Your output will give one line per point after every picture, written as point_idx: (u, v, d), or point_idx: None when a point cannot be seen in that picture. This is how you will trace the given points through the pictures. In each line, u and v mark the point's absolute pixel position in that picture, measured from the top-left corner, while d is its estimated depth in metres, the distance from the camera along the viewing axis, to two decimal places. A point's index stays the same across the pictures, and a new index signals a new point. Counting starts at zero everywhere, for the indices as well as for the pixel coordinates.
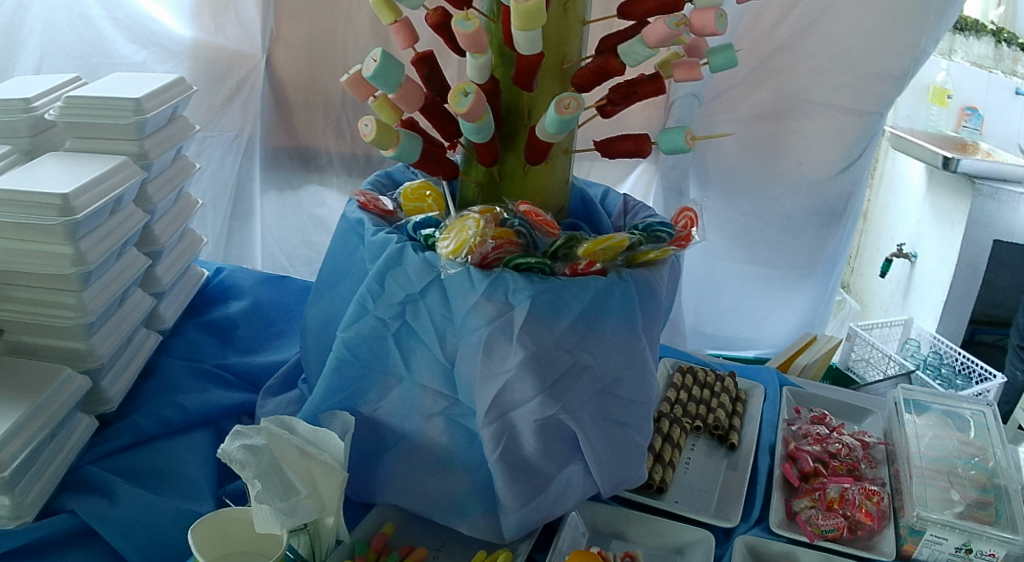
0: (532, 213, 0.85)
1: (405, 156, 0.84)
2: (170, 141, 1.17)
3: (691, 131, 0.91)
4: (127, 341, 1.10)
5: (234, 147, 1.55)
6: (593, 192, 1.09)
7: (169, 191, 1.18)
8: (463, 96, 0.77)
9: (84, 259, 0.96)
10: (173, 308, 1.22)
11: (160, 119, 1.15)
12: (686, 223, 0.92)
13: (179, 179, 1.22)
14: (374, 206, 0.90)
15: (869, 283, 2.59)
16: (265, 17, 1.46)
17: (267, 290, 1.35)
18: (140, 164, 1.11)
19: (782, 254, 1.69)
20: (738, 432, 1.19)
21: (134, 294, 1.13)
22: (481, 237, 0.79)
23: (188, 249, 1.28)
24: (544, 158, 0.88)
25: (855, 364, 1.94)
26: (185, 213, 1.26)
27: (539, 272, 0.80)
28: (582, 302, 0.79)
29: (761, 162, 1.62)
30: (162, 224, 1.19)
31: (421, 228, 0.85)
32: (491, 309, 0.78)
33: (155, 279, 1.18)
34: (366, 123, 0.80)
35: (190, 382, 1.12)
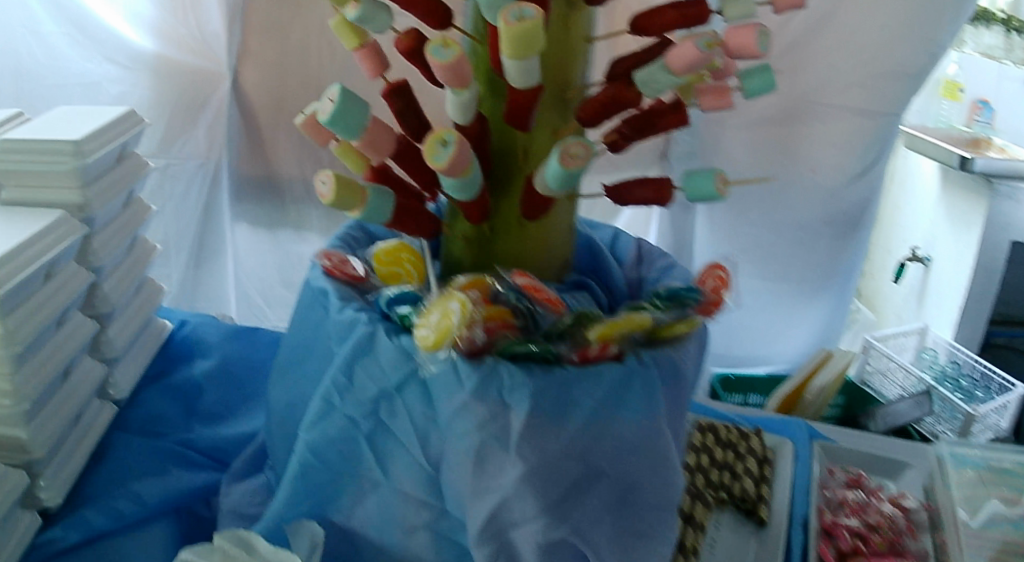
0: (531, 286, 0.69)
1: (374, 217, 0.68)
2: (116, 186, 1.02)
3: (723, 175, 0.76)
4: (74, 419, 0.96)
5: (201, 172, 1.39)
6: (603, 237, 0.94)
7: (118, 243, 1.03)
8: (442, 147, 0.61)
9: (14, 338, 0.81)
10: (130, 372, 1.08)
11: (105, 161, 1.00)
12: (716, 286, 0.76)
13: (132, 228, 1.07)
14: (340, 270, 0.75)
15: (880, 288, 2.14)
16: (230, 31, 1.29)
17: (237, 344, 1.20)
18: (80, 216, 0.95)
19: (795, 265, 1.47)
20: (768, 503, 1.04)
21: (82, 364, 0.99)
22: (467, 325, 0.62)
23: (146, 303, 1.14)
24: (544, 212, 0.73)
25: (871, 377, 1.71)
26: (141, 263, 1.11)
27: (541, 361, 0.65)
28: (594, 398, 0.65)
29: (773, 160, 1.40)
30: (112, 280, 1.04)
31: (396, 304, 0.69)
32: (485, 413, 0.63)
33: (107, 344, 1.04)
34: (323, 180, 0.65)
35: (147, 464, 0.99)
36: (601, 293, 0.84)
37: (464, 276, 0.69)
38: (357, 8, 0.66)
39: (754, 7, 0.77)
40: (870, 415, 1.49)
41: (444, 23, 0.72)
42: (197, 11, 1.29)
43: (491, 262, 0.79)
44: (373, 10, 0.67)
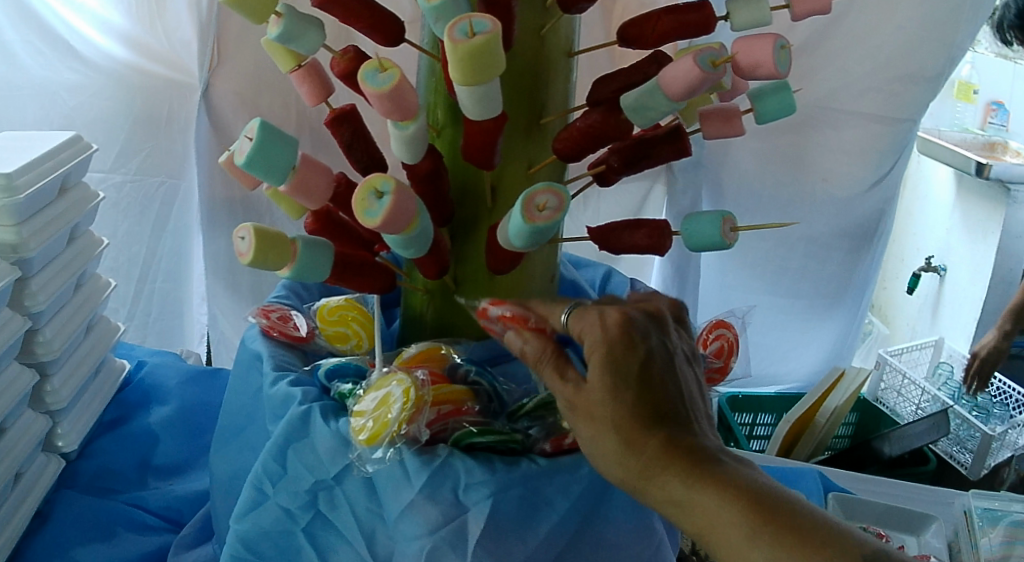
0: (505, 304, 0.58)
1: (308, 276, 0.57)
2: (59, 223, 0.83)
3: (730, 220, 0.68)
4: (14, 478, 0.79)
5: (168, 192, 1.12)
6: (593, 276, 0.84)
7: (62, 284, 0.84)
8: (376, 199, 0.50)
9: None
10: (82, 424, 0.89)
11: (43, 196, 0.81)
12: (722, 347, 0.68)
13: (78, 266, 0.88)
14: (279, 331, 0.63)
15: (891, 298, 1.85)
16: (201, 36, 0.98)
17: (198, 389, 1.00)
18: (14, 258, 0.77)
19: (807, 280, 1.29)
20: None
21: (23, 415, 0.81)
22: (412, 409, 0.53)
23: (96, 346, 0.94)
24: (511, 268, 0.61)
25: (884, 395, 1.44)
26: (92, 302, 0.92)
27: (508, 450, 0.55)
28: (569, 495, 0.54)
29: (785, 167, 1.21)
30: (57, 324, 0.85)
31: (337, 378, 0.59)
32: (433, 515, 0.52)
33: (51, 394, 0.85)
34: (242, 235, 0.54)
35: (90, 529, 0.81)
36: None
37: (415, 349, 0.60)
38: (280, 24, 0.57)
39: (767, 15, 0.66)
40: (882, 437, 1.23)
41: (394, 38, 0.61)
42: (166, 20, 1.02)
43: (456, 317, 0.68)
44: (300, 25, 0.57)
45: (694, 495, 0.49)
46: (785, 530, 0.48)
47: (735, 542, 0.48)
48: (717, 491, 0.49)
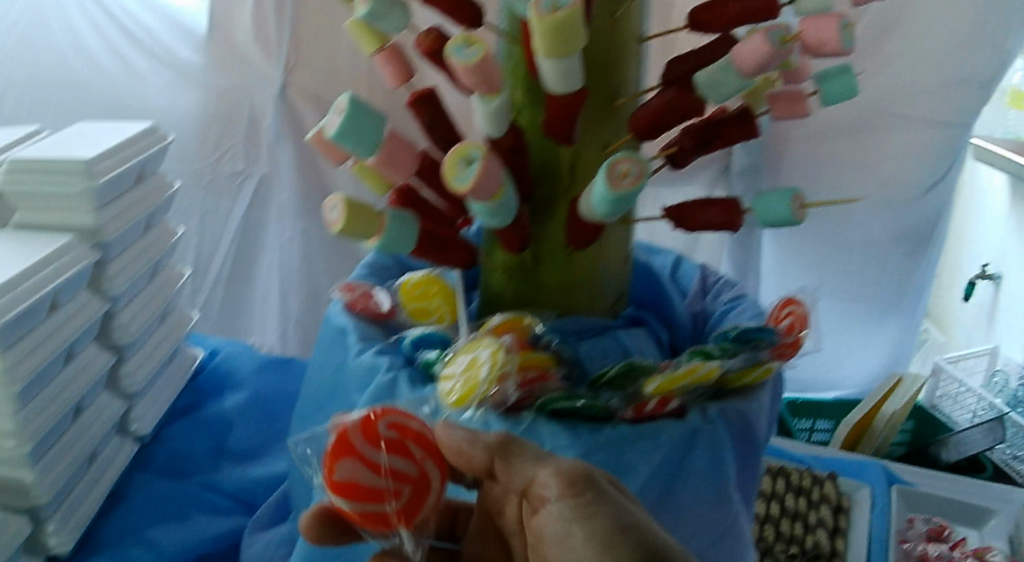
0: (352, 432, 0.49)
1: (394, 248, 0.56)
2: (136, 210, 0.82)
3: (801, 196, 0.70)
4: (87, 460, 0.79)
5: (243, 186, 1.11)
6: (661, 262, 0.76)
7: (139, 269, 0.83)
8: (465, 165, 0.52)
9: (15, 374, 0.65)
10: (154, 407, 0.89)
11: (123, 182, 0.81)
12: (794, 323, 0.67)
13: (153, 254, 0.86)
14: (363, 306, 0.60)
15: (947, 307, 1.82)
16: (278, 38, 1.02)
17: (271, 378, 1.01)
18: (93, 243, 0.77)
19: (858, 280, 1.25)
20: (847, 537, 0.87)
21: (97, 398, 0.80)
22: (498, 376, 0.52)
23: (172, 332, 0.93)
24: (590, 242, 0.60)
25: (940, 403, 1.40)
26: (166, 291, 0.89)
27: (592, 417, 0.54)
28: (654, 459, 0.55)
29: (839, 163, 1.19)
30: (134, 308, 0.83)
31: (419, 349, 0.57)
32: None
33: (127, 376, 0.83)
34: (332, 205, 0.55)
35: (171, 506, 0.82)
36: (661, 340, 0.66)
37: (499, 318, 0.58)
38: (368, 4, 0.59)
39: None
40: (938, 443, 1.21)
41: (473, 21, 0.62)
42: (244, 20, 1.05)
43: (534, 297, 0.64)
44: (386, 5, 0.59)
45: None
46: None
47: None
48: None
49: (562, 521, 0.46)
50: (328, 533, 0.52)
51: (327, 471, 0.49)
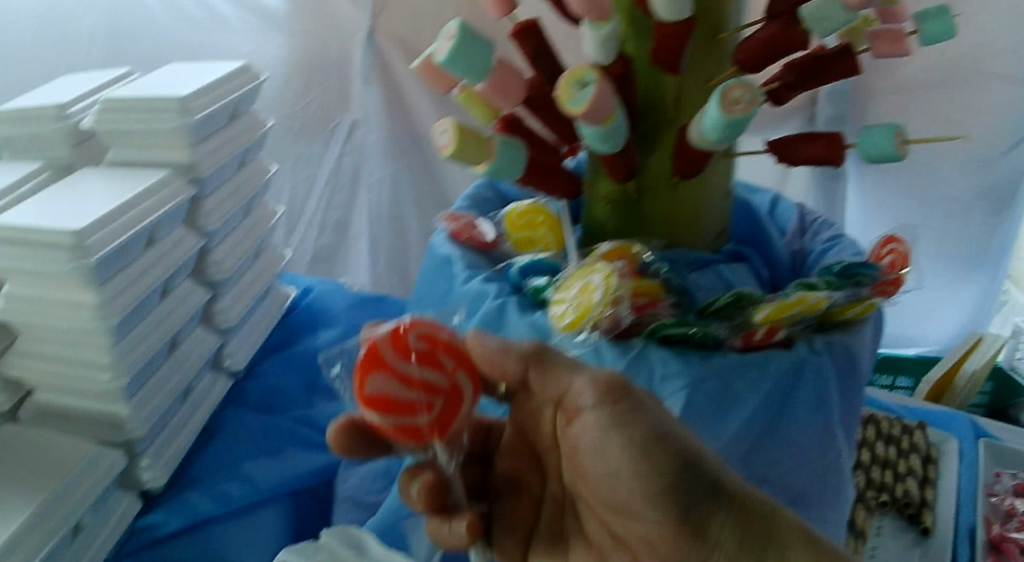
0: (382, 348, 0.50)
1: (504, 175, 0.57)
2: (230, 147, 0.81)
3: (903, 132, 0.68)
4: (182, 393, 0.77)
5: (336, 130, 1.08)
6: (758, 200, 0.74)
7: (233, 207, 0.82)
8: (579, 88, 0.53)
9: (111, 309, 0.67)
10: (248, 344, 0.87)
11: (217, 119, 0.80)
12: (894, 261, 0.66)
13: (247, 192, 0.85)
14: (468, 235, 0.61)
15: None
16: None
17: (365, 315, 0.98)
18: (188, 179, 0.76)
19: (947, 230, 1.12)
20: (937, 486, 0.85)
21: (192, 333, 0.79)
22: (611, 300, 0.52)
23: (266, 270, 0.91)
24: (696, 171, 0.60)
25: None
26: (259, 229, 0.88)
27: (699, 345, 0.54)
28: (761, 390, 0.54)
29: (936, 119, 1.05)
30: (228, 244, 0.83)
31: (528, 276, 0.58)
32: (419, 497, 0.52)
33: (221, 313, 0.82)
34: (442, 128, 0.55)
35: (263, 442, 0.80)
36: (762, 274, 0.65)
37: (608, 245, 0.57)
38: None
39: None
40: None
41: None
42: None
43: (636, 230, 0.64)
44: None
45: (748, 505, 0.49)
46: None
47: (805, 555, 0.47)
48: (765, 509, 0.49)
49: (600, 429, 0.50)
50: (356, 445, 0.54)
51: (359, 387, 0.50)
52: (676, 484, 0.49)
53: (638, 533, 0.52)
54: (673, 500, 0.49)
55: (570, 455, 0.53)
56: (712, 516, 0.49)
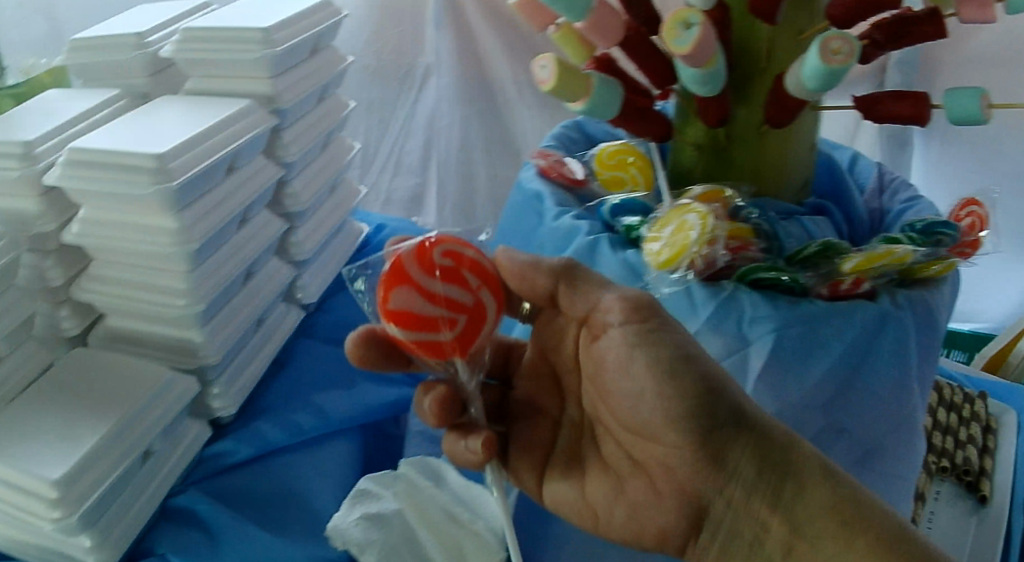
0: (408, 265, 0.54)
1: (598, 114, 0.57)
2: (310, 80, 0.81)
3: (989, 96, 0.67)
4: (254, 324, 0.78)
5: (405, 74, 1.08)
6: (838, 157, 0.74)
7: (311, 140, 0.82)
8: (684, 30, 0.53)
9: (190, 234, 0.67)
10: (320, 278, 0.87)
11: (299, 52, 0.80)
12: (975, 223, 0.65)
13: (326, 126, 0.85)
14: (558, 173, 0.63)
15: None
16: None
17: None
18: (269, 109, 0.77)
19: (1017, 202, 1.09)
20: (997, 455, 0.81)
21: (267, 263, 0.80)
22: (707, 240, 0.53)
23: (340, 205, 0.91)
24: (789, 121, 0.60)
25: None
26: (337, 163, 0.88)
27: (786, 291, 0.55)
28: (845, 339, 0.54)
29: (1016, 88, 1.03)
30: (305, 177, 0.83)
31: (621, 215, 0.60)
32: (432, 408, 0.56)
33: (296, 246, 0.83)
34: (542, 63, 0.55)
35: (333, 374, 0.80)
36: (843, 229, 0.65)
37: (701, 188, 0.59)
38: None
39: None
40: None
41: None
42: None
43: (724, 178, 0.65)
44: None
45: (766, 433, 0.53)
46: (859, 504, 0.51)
47: (818, 479, 0.52)
48: (780, 437, 0.53)
49: (629, 346, 0.53)
50: (380, 354, 0.59)
51: (383, 301, 0.55)
52: (699, 405, 0.52)
53: (656, 456, 0.55)
54: (695, 422, 0.52)
55: (593, 374, 0.56)
56: (732, 439, 0.53)
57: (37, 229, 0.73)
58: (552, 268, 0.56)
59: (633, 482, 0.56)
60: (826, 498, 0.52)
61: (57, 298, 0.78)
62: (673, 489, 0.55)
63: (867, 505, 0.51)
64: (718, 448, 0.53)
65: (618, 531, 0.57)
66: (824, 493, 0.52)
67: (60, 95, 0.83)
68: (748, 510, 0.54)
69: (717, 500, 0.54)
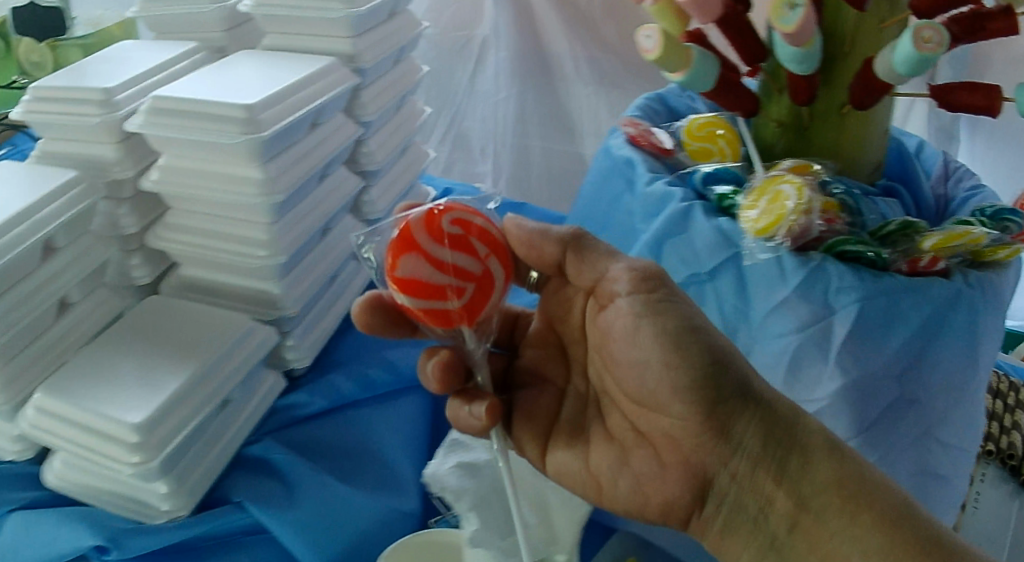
0: (417, 231, 0.53)
1: (696, 85, 0.59)
2: (389, 41, 0.83)
3: None
4: (329, 279, 0.81)
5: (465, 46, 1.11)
6: (907, 141, 0.76)
7: (387, 102, 0.84)
8: (789, 10, 0.55)
9: (274, 186, 0.68)
10: None
11: (379, 13, 0.81)
12: None
13: (401, 88, 0.87)
14: (647, 141, 0.67)
15: None
16: None
17: None
18: (350, 68, 0.78)
19: None
20: None
21: (341, 221, 0.82)
22: (804, 212, 0.56)
23: (410, 167, 0.92)
24: (872, 103, 0.62)
25: None
26: (408, 124, 0.90)
27: (870, 265, 0.57)
28: (921, 313, 0.56)
29: None
30: (380, 137, 0.85)
31: (711, 184, 0.63)
32: (438, 373, 0.56)
33: (369, 205, 0.85)
34: (647, 34, 0.57)
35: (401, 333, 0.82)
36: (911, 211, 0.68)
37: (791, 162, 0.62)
38: None
39: None
40: None
41: None
42: None
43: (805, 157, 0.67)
44: None
45: (769, 409, 0.53)
46: (863, 480, 0.51)
47: (821, 454, 0.52)
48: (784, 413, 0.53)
49: (635, 315, 0.54)
50: (384, 319, 0.58)
51: (391, 268, 0.54)
52: (703, 378, 0.53)
53: (661, 428, 0.55)
54: (699, 394, 0.53)
55: (600, 344, 0.58)
56: (735, 414, 0.53)
57: (114, 175, 0.74)
58: (560, 237, 0.57)
59: (637, 453, 0.56)
60: (831, 473, 0.52)
61: (129, 247, 0.78)
62: (678, 460, 0.55)
63: (877, 485, 0.51)
64: (723, 422, 0.53)
65: (621, 502, 0.57)
66: (827, 468, 0.52)
67: (136, 46, 0.84)
68: (752, 484, 0.53)
69: (722, 473, 0.53)
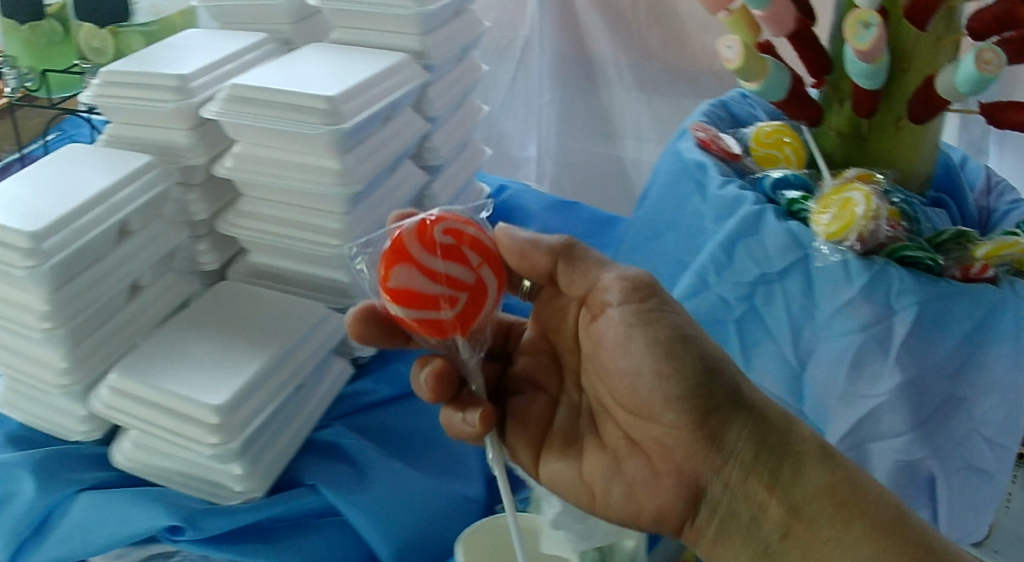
0: (408, 239, 0.49)
1: (770, 94, 0.63)
2: (456, 39, 0.87)
3: None
4: None
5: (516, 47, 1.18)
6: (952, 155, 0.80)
7: (450, 98, 0.87)
8: (864, 28, 0.58)
9: (352, 176, 0.71)
10: None
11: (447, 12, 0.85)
12: None
13: (464, 84, 0.91)
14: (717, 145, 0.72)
15: None
16: None
17: (556, 216, 0.98)
18: (419, 65, 0.82)
19: None
20: None
21: None
22: (873, 219, 0.60)
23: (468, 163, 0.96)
24: (930, 118, 0.66)
25: None
26: (467, 121, 0.94)
27: (926, 269, 0.61)
28: (975, 315, 0.59)
29: None
30: (443, 132, 0.88)
31: (780, 189, 0.68)
32: (428, 384, 0.51)
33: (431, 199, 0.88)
34: (729, 45, 0.60)
35: None
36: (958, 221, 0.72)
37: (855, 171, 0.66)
38: None
39: None
40: None
41: None
42: None
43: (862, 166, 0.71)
44: None
45: (761, 421, 0.50)
46: (854, 493, 0.48)
47: (813, 462, 0.49)
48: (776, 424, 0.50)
49: (626, 323, 0.50)
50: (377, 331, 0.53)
51: (382, 279, 0.49)
52: (695, 388, 0.49)
53: (652, 436, 0.51)
54: (692, 403, 0.49)
55: (590, 352, 0.53)
56: (727, 424, 0.49)
57: (185, 160, 0.76)
58: (552, 244, 0.52)
59: (629, 463, 0.52)
60: (824, 480, 0.48)
61: (197, 233, 0.81)
62: (671, 469, 0.50)
63: (878, 498, 0.48)
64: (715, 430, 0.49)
65: (614, 512, 0.52)
66: (820, 478, 0.48)
67: (205, 36, 0.87)
68: (745, 493, 0.49)
69: (714, 482, 0.49)
